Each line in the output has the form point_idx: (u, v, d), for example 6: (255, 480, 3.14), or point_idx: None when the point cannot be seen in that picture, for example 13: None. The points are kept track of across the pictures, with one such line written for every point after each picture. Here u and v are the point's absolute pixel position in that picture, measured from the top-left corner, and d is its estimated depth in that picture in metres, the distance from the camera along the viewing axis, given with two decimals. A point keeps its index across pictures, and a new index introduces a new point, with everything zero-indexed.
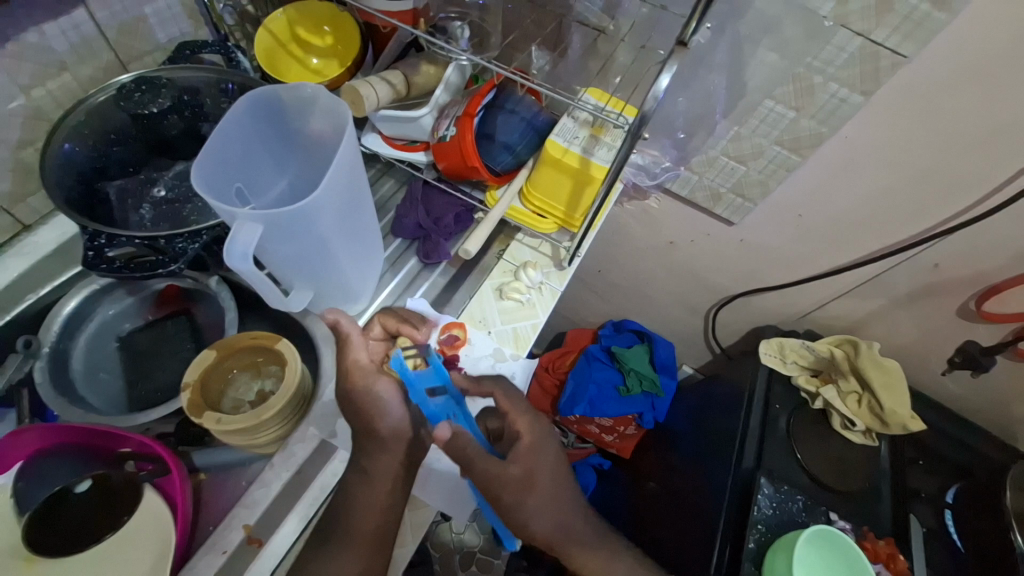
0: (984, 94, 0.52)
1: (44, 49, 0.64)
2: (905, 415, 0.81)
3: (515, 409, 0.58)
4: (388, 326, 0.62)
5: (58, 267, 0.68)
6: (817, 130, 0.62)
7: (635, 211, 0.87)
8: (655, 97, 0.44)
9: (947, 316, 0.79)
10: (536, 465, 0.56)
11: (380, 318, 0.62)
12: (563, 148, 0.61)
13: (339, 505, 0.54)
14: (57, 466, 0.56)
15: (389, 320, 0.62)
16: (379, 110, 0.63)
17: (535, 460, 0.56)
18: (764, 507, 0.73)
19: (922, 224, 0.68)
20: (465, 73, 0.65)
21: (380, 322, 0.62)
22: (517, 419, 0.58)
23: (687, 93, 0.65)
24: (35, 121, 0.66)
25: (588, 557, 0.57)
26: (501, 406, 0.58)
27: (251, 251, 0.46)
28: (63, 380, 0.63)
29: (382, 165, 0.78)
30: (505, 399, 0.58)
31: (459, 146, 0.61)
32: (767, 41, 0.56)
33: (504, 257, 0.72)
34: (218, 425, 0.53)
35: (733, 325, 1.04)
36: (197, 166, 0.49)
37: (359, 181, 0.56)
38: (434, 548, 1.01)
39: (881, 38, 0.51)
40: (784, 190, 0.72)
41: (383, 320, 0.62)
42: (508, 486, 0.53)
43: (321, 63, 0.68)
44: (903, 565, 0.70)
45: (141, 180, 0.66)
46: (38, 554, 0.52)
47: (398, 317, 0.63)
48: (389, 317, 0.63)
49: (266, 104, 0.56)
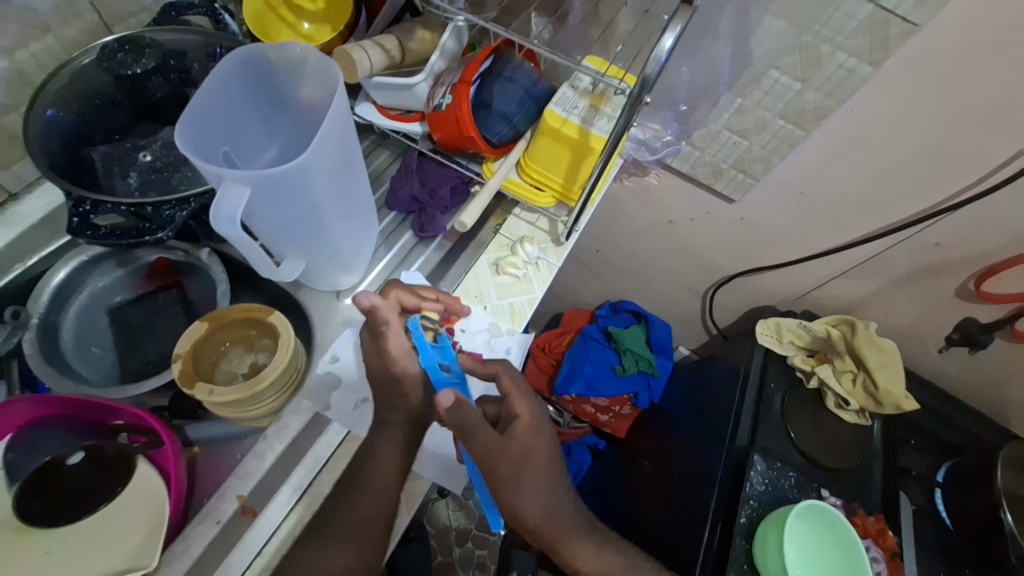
0: (991, 66, 0.51)
1: (27, 9, 0.62)
2: (899, 394, 0.80)
3: (517, 392, 0.57)
4: (405, 302, 0.58)
5: (45, 236, 0.66)
6: (823, 102, 0.60)
7: (633, 188, 0.86)
8: (658, 59, 0.43)
9: (946, 296, 0.78)
10: (540, 448, 0.55)
11: (395, 292, 0.58)
12: (562, 119, 0.59)
13: (350, 473, 0.54)
14: (45, 438, 0.55)
15: (406, 297, 0.58)
16: (372, 77, 0.61)
17: (539, 442, 0.55)
18: (757, 483, 0.73)
19: (927, 201, 0.67)
20: (461, 39, 0.62)
21: (399, 296, 0.58)
22: (518, 401, 0.56)
23: (691, 62, 0.63)
24: (19, 85, 0.65)
25: (576, 544, 0.56)
26: (504, 388, 0.56)
27: (238, 215, 0.45)
28: (53, 351, 0.62)
29: (376, 136, 0.77)
30: (510, 381, 0.57)
31: (455, 114, 0.60)
32: (775, 7, 0.55)
33: (500, 232, 0.71)
34: (210, 396, 0.53)
35: (731, 305, 1.03)
36: (182, 128, 0.47)
37: (351, 147, 0.54)
38: (432, 525, 1.02)
39: (891, 4, 0.50)
40: (786, 166, 0.71)
41: (401, 294, 0.58)
42: (506, 460, 0.53)
43: (312, 28, 0.66)
44: (892, 541, 0.71)
45: (127, 146, 0.63)
46: (29, 524, 0.53)
47: (415, 294, 0.59)
48: (405, 293, 0.58)
49: (253, 66, 0.54)
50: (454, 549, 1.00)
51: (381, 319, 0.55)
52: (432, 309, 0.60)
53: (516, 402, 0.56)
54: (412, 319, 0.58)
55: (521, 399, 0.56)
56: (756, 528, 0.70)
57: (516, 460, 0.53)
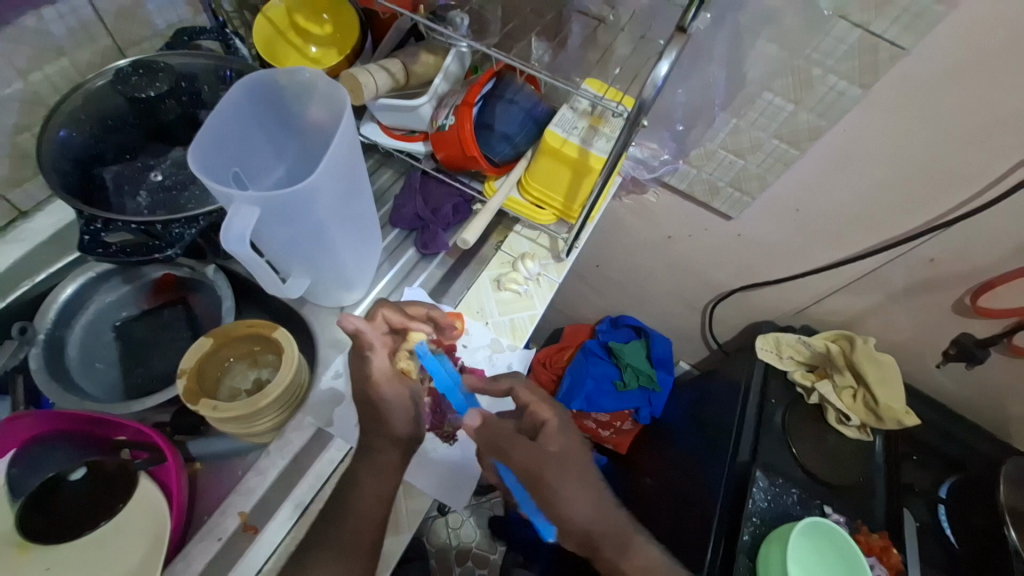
0: (978, 88, 0.53)
1: (41, 33, 0.64)
2: (901, 410, 0.81)
3: (536, 400, 0.59)
4: (393, 322, 0.60)
5: (54, 254, 0.67)
6: (816, 123, 0.62)
7: (632, 205, 0.87)
8: (654, 83, 0.45)
9: (944, 311, 0.79)
10: None
11: (383, 313, 0.60)
12: (562, 139, 0.61)
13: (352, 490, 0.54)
14: (50, 453, 0.55)
15: (395, 315, 0.60)
16: (378, 99, 0.63)
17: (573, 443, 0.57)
18: (761, 500, 0.75)
19: (920, 218, 0.68)
20: (464, 62, 0.64)
21: (385, 315, 0.60)
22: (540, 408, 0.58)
23: (687, 84, 0.65)
24: (32, 106, 0.66)
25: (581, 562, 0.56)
26: (521, 400, 0.59)
27: (248, 234, 0.46)
28: (59, 367, 0.62)
29: (380, 156, 0.79)
30: (526, 391, 0.59)
31: (458, 135, 0.61)
32: (767, 32, 0.57)
33: (501, 248, 0.72)
34: (213, 412, 0.53)
35: (730, 320, 1.04)
36: (193, 149, 0.48)
37: (357, 166, 0.56)
38: (432, 544, 0.97)
39: (880, 29, 0.51)
40: (781, 185, 0.72)
41: (387, 313, 0.60)
42: (550, 464, 0.54)
43: (320, 52, 0.68)
44: (896, 559, 0.72)
45: (138, 166, 0.65)
46: (31, 539, 0.53)
47: (404, 313, 0.61)
48: (394, 313, 0.60)
49: (262, 90, 0.56)
50: (455, 569, 0.95)
51: (366, 344, 0.58)
52: (421, 327, 0.62)
53: (539, 410, 0.58)
54: (420, 344, 0.61)
55: (544, 406, 0.58)
56: (759, 546, 0.71)
57: (556, 464, 0.54)
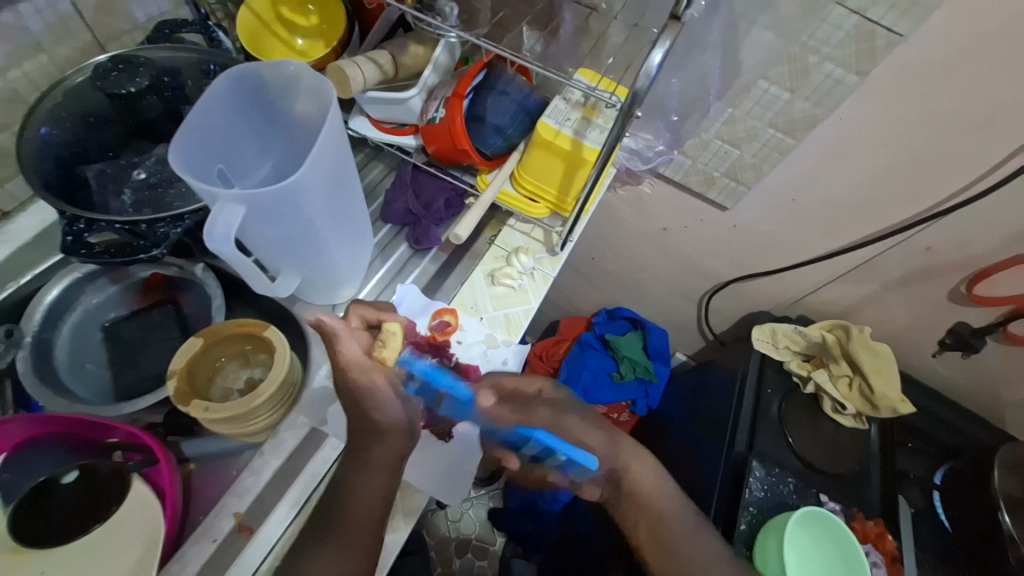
0: (975, 74, 0.52)
1: (19, 29, 0.62)
2: (895, 398, 0.81)
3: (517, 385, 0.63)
4: (368, 318, 0.62)
5: (39, 255, 0.66)
6: (812, 112, 0.61)
7: (628, 196, 0.86)
8: (648, 73, 0.44)
9: (940, 300, 0.79)
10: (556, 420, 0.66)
11: (358, 310, 0.61)
12: (555, 131, 0.60)
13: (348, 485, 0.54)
14: (42, 457, 0.55)
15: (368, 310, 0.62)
16: (367, 92, 0.61)
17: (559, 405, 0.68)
18: (756, 489, 0.74)
19: (918, 206, 0.67)
20: (453, 53, 0.63)
21: (359, 313, 0.61)
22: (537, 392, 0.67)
23: (681, 74, 0.64)
24: (10, 104, 0.65)
25: None
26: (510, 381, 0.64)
27: (233, 232, 0.45)
28: (47, 369, 0.61)
29: (370, 149, 0.77)
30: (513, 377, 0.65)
31: (448, 127, 0.60)
32: (763, 19, 0.56)
33: (495, 243, 0.71)
34: (206, 413, 0.52)
35: (726, 311, 1.04)
36: (176, 145, 0.47)
37: (344, 161, 0.54)
38: (432, 538, 0.97)
39: (877, 16, 0.50)
40: (778, 173, 0.71)
41: (362, 311, 0.61)
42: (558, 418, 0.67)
43: (306, 44, 0.67)
44: (891, 545, 0.71)
45: (122, 163, 0.63)
46: (24, 544, 0.51)
47: (376, 308, 0.62)
48: (367, 309, 0.62)
49: (247, 84, 0.54)
50: (454, 562, 0.95)
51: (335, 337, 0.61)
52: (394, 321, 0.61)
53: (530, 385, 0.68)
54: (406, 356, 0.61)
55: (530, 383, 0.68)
56: (756, 534, 0.70)
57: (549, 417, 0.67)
